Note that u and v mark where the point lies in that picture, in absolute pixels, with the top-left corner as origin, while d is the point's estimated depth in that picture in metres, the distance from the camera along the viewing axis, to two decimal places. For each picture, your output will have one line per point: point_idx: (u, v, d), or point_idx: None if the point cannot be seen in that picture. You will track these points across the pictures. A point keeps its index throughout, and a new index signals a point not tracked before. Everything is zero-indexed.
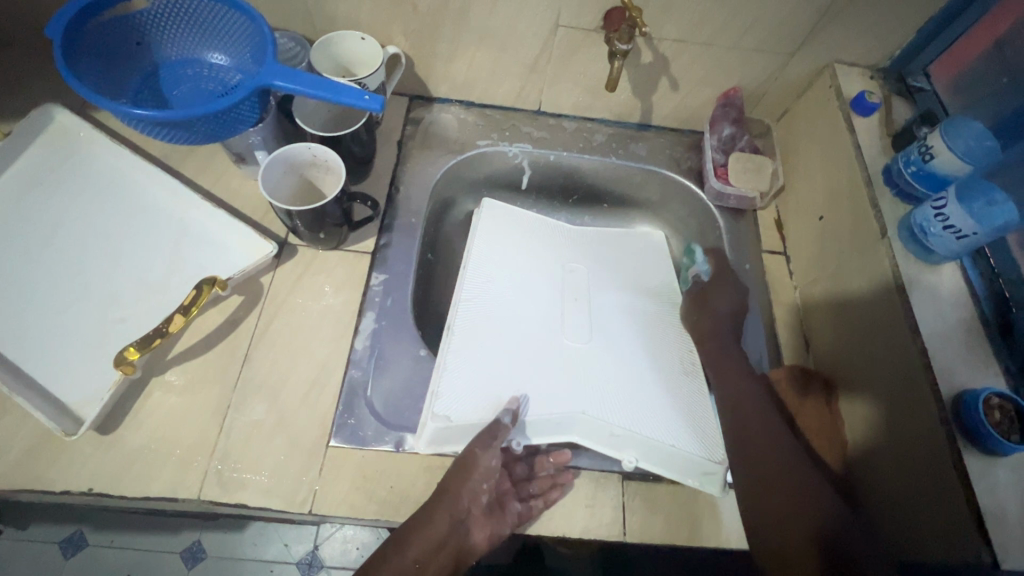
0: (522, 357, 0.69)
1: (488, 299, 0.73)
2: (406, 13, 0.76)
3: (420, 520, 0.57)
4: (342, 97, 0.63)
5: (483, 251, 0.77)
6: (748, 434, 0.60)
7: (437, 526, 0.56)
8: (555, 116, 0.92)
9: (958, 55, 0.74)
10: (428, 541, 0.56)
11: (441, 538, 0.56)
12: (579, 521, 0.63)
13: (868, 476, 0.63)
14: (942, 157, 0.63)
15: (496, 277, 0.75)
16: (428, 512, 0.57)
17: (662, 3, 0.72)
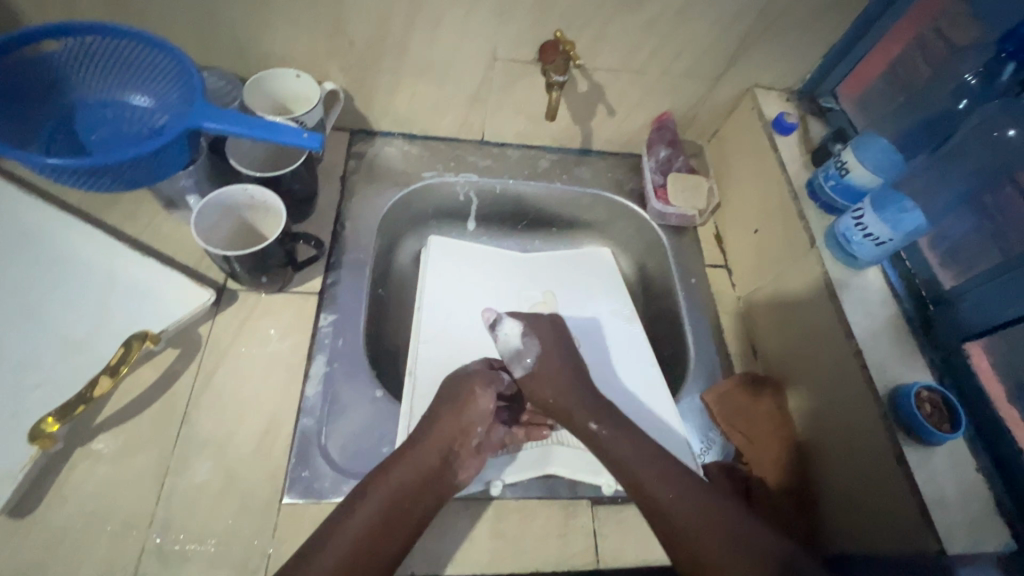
0: None
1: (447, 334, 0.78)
2: (342, 49, 0.75)
3: (410, 447, 0.60)
4: (278, 136, 0.61)
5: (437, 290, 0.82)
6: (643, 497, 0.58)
7: (425, 452, 0.59)
8: (499, 144, 0.93)
9: (860, 77, 0.81)
10: (415, 465, 0.58)
11: (428, 465, 0.58)
12: (553, 554, 0.61)
13: (822, 475, 0.65)
14: (858, 171, 0.67)
15: (451, 312, 0.80)
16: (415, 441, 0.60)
17: (594, 35, 0.75)
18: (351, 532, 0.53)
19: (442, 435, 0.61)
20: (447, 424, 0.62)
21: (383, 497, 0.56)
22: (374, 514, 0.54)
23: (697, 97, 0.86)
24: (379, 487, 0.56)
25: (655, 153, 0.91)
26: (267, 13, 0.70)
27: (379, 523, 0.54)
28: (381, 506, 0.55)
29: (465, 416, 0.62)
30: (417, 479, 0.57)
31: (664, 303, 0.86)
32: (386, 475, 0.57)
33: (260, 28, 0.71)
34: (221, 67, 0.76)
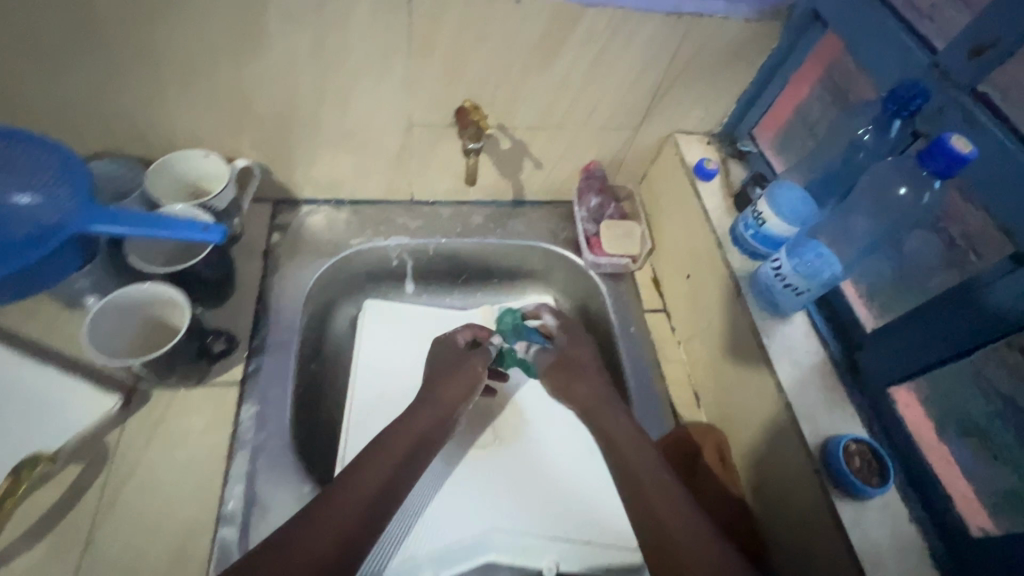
0: None
1: (380, 393, 0.81)
2: (251, 126, 0.73)
3: (391, 427, 0.60)
4: (175, 231, 0.60)
5: (370, 350, 0.85)
6: (641, 496, 0.55)
7: (410, 432, 0.60)
8: (429, 203, 0.92)
9: (775, 116, 0.82)
10: (400, 443, 0.58)
11: (413, 440, 0.59)
12: None
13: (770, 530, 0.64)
14: (774, 221, 0.67)
15: (384, 371, 0.83)
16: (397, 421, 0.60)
17: (508, 97, 0.74)
18: (344, 501, 0.51)
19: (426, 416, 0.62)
20: (435, 408, 0.63)
21: (369, 470, 0.54)
22: (364, 483, 0.53)
23: (620, 146, 0.86)
24: (359, 465, 0.55)
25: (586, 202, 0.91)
26: (164, 98, 0.67)
27: (372, 493, 0.53)
28: (372, 479, 0.54)
29: (444, 400, 0.64)
30: (402, 452, 0.57)
31: (606, 353, 0.86)
32: (372, 453, 0.56)
33: (160, 113, 0.69)
34: (124, 153, 0.73)
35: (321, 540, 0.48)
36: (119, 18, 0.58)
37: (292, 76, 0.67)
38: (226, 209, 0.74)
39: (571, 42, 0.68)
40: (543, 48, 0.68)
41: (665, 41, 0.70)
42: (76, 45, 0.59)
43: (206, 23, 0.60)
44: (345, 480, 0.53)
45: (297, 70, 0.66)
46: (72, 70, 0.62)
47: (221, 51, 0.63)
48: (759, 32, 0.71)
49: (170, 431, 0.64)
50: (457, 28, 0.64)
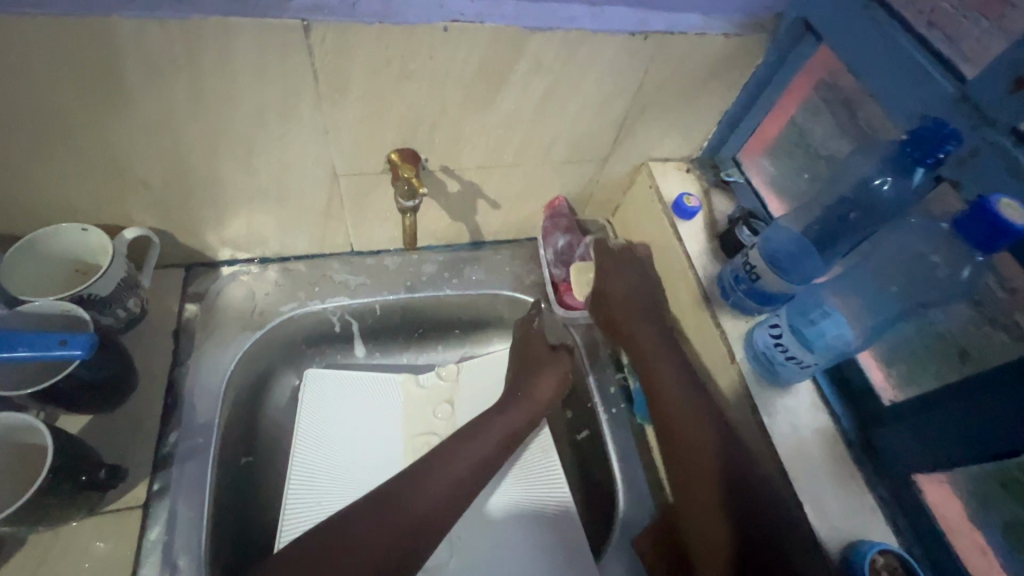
0: None
1: (331, 474, 0.69)
2: (135, 191, 0.60)
3: (434, 465, 0.59)
4: (25, 352, 0.47)
5: (315, 423, 0.72)
6: (676, 432, 0.57)
7: (448, 475, 0.58)
8: (373, 253, 0.79)
9: (760, 135, 0.72)
10: (440, 487, 0.57)
11: (453, 482, 0.58)
12: None
13: None
14: (769, 279, 0.57)
15: (334, 447, 0.71)
16: (440, 459, 0.59)
17: (448, 137, 0.62)
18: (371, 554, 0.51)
19: (469, 456, 0.61)
20: (489, 434, 0.64)
21: (402, 517, 0.54)
22: (397, 532, 0.53)
23: (586, 179, 0.75)
24: (393, 515, 0.54)
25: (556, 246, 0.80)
26: (13, 169, 0.54)
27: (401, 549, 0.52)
28: (403, 530, 0.53)
29: (534, 399, 0.68)
30: (439, 503, 0.56)
31: (584, 417, 0.75)
32: (411, 504, 0.55)
33: (13, 185, 0.56)
34: None
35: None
36: None
37: (174, 133, 0.54)
38: (115, 293, 0.61)
39: (515, 75, 0.56)
40: (481, 82, 0.56)
41: (628, 66, 0.59)
42: None
43: (43, 81, 0.47)
44: (381, 524, 0.53)
45: (178, 126, 0.54)
46: None
47: (72, 112, 0.50)
48: (738, 49, 0.60)
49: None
50: (372, 66, 0.52)
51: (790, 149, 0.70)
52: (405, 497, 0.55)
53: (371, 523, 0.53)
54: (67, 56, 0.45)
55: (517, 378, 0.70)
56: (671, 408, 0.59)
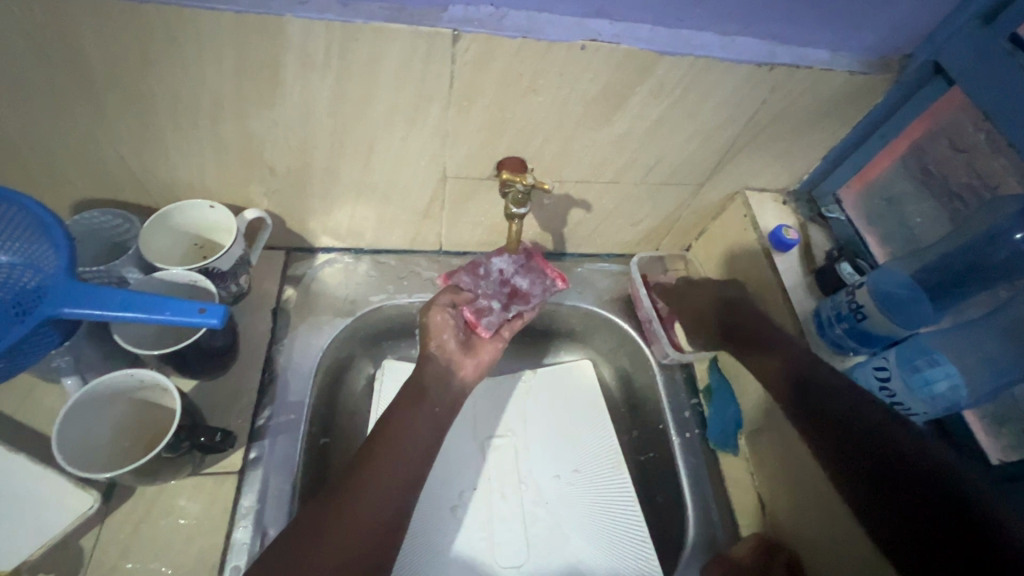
0: (467, 519, 0.68)
1: None
2: (262, 175, 0.63)
3: (388, 443, 0.58)
4: (165, 315, 0.50)
5: None
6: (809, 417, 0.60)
7: (411, 449, 0.59)
8: (459, 254, 0.82)
9: (865, 172, 0.71)
10: (400, 469, 0.57)
11: (414, 455, 0.59)
12: None
13: None
14: (876, 317, 0.58)
15: None
16: (391, 435, 0.59)
17: (557, 151, 0.64)
18: (377, 504, 0.54)
19: (426, 431, 0.62)
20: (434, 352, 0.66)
21: (377, 494, 0.55)
22: (411, 452, 0.59)
23: (678, 202, 0.75)
24: (365, 496, 0.54)
25: (504, 278, 0.71)
26: (164, 145, 0.58)
27: (392, 519, 0.55)
28: (386, 505, 0.55)
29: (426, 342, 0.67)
30: (401, 476, 0.57)
31: (652, 440, 0.75)
32: (391, 469, 0.57)
33: (158, 160, 0.60)
34: (118, 201, 0.64)
35: (360, 546, 0.52)
36: (110, 62, 0.49)
37: (312, 124, 0.57)
38: (231, 270, 0.65)
39: (635, 96, 0.58)
40: (602, 101, 0.58)
41: (749, 95, 0.59)
42: (64, 89, 0.51)
43: (212, 70, 0.51)
44: (365, 504, 0.54)
45: (316, 119, 0.57)
46: (60, 117, 0.53)
47: (230, 100, 0.54)
48: (860, 87, 0.60)
49: (158, 532, 0.56)
50: (503, 79, 0.55)
51: (889, 198, 0.70)
52: (365, 479, 0.55)
53: (351, 501, 0.53)
54: (239, 50, 0.49)
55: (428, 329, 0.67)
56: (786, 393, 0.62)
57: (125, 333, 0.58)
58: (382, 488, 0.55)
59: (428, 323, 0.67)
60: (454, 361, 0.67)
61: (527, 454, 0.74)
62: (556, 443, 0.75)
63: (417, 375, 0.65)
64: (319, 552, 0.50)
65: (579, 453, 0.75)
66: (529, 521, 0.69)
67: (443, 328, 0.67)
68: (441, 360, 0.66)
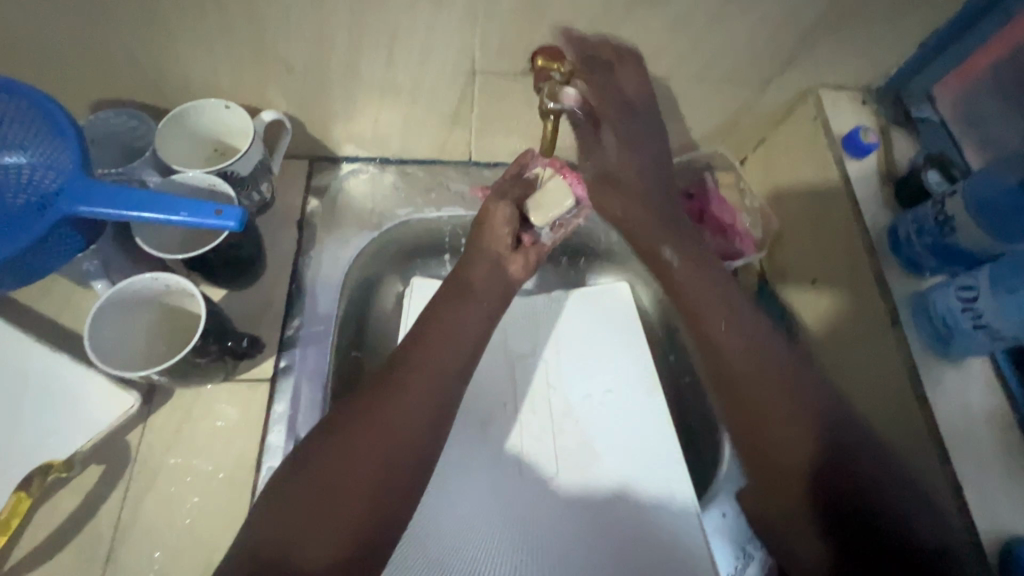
0: (495, 431, 0.66)
1: None
2: (277, 75, 0.59)
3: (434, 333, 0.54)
4: (185, 216, 0.48)
5: None
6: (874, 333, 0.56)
7: (454, 347, 0.54)
8: (489, 166, 0.76)
9: (968, 69, 0.59)
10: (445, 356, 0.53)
11: (448, 361, 0.53)
12: None
13: None
14: (967, 229, 0.51)
15: None
16: (428, 338, 0.54)
17: (603, 39, 0.56)
18: (426, 392, 0.50)
19: (470, 324, 0.57)
20: (491, 248, 0.62)
21: (421, 394, 0.50)
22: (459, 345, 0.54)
23: (739, 104, 0.66)
24: (406, 391, 0.49)
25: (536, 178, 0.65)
26: (170, 37, 0.53)
27: (438, 413, 0.50)
28: (415, 410, 0.49)
29: (484, 241, 0.62)
30: (444, 376, 0.52)
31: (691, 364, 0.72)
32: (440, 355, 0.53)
33: (166, 56, 0.55)
34: (131, 103, 0.61)
35: (405, 447, 0.47)
36: None
37: (326, 10, 0.51)
38: (252, 175, 0.62)
39: None
40: None
41: None
42: None
43: None
44: (411, 392, 0.50)
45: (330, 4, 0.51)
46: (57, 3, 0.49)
47: None
48: None
49: (198, 433, 0.58)
50: None
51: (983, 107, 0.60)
52: (400, 380, 0.50)
53: (393, 397, 0.49)
54: None
55: (484, 218, 0.62)
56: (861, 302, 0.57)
57: (149, 236, 0.57)
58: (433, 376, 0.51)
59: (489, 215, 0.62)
60: (504, 261, 0.62)
61: (559, 370, 0.70)
62: (590, 362, 0.71)
63: (468, 269, 0.60)
64: (365, 449, 0.45)
65: (612, 371, 0.71)
66: (559, 432, 0.66)
67: (500, 221, 0.62)
68: (491, 251, 0.62)
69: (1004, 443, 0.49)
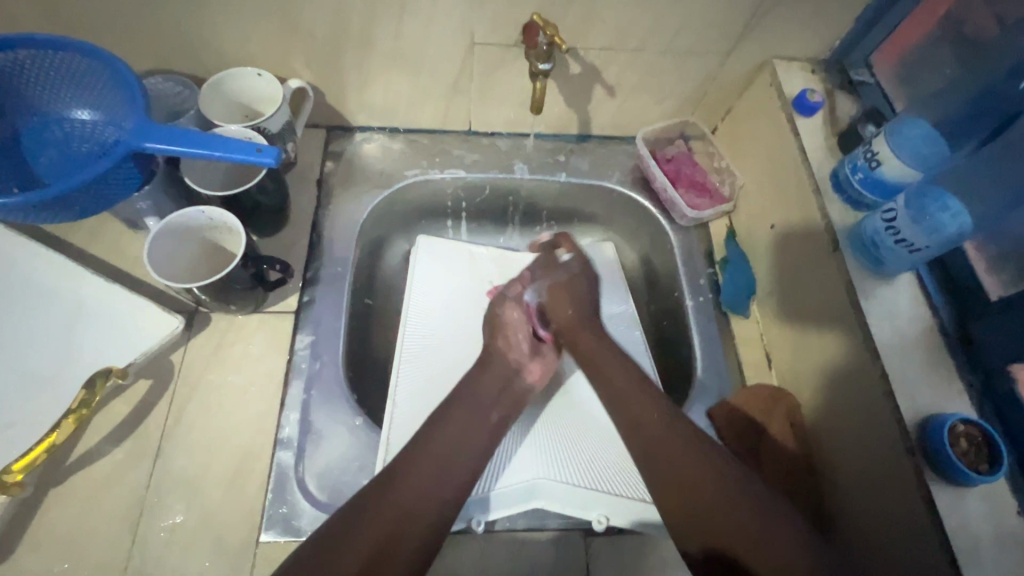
0: None
1: (436, 319, 0.76)
2: (303, 45, 0.68)
3: (450, 420, 0.57)
4: (230, 153, 0.57)
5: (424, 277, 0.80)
6: (820, 261, 0.64)
7: (466, 438, 0.56)
8: (486, 134, 0.85)
9: (900, 41, 0.70)
10: (455, 446, 0.55)
11: (455, 452, 0.55)
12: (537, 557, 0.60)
13: (836, 470, 0.61)
14: (890, 163, 0.60)
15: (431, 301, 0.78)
16: (443, 425, 0.56)
17: (582, 12, 0.65)
18: (434, 477, 0.52)
19: (479, 422, 0.58)
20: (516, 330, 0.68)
21: (423, 486, 0.52)
22: (465, 436, 0.56)
23: (705, 73, 0.75)
24: (411, 482, 0.51)
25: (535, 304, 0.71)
26: (214, 10, 0.63)
27: (441, 507, 0.51)
28: (419, 503, 0.51)
29: (500, 347, 0.66)
30: (452, 464, 0.54)
31: (668, 308, 0.80)
32: (451, 440, 0.56)
33: (209, 27, 0.65)
34: (175, 72, 0.70)
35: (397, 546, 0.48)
36: None
37: None
38: (279, 133, 0.71)
39: None
40: None
41: None
42: None
43: None
44: (419, 480, 0.52)
45: None
46: None
47: None
48: None
49: (232, 355, 0.66)
50: None
51: (914, 66, 0.71)
52: (410, 462, 0.53)
53: (400, 483, 0.51)
54: None
55: (500, 331, 0.68)
56: (811, 239, 0.66)
57: (194, 176, 0.66)
58: (440, 470, 0.53)
59: (502, 319, 0.69)
60: (520, 367, 0.65)
61: None
62: None
63: (483, 373, 0.63)
64: (363, 531, 0.48)
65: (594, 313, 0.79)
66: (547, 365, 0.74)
67: (516, 327, 0.68)
68: (509, 361, 0.65)
69: (931, 344, 0.57)
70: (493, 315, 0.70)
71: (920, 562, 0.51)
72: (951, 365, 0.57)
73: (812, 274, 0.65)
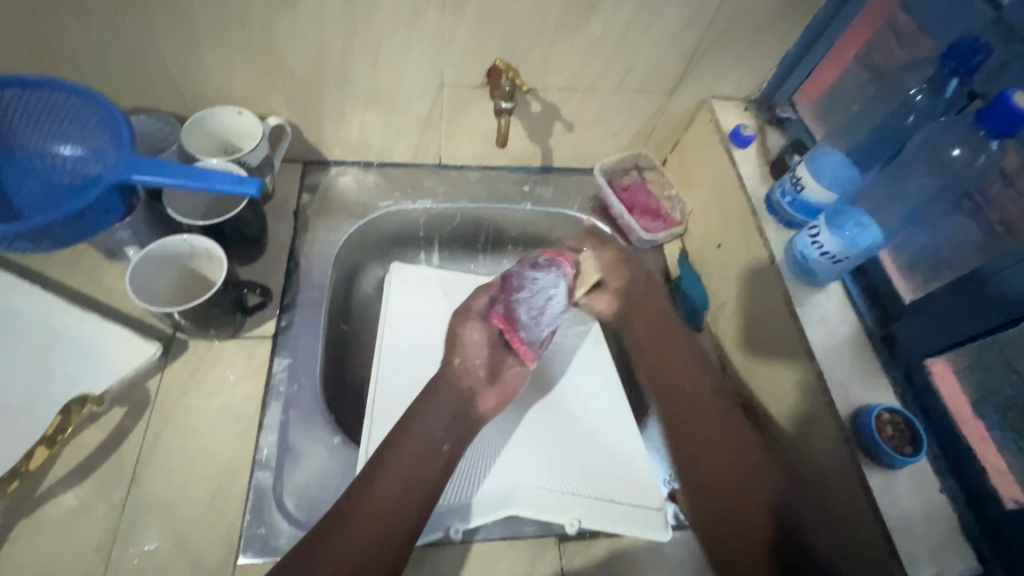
0: None
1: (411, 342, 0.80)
2: (283, 85, 0.73)
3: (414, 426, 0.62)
4: (214, 184, 0.60)
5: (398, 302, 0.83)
6: (762, 275, 0.71)
7: (428, 444, 0.61)
8: (456, 167, 0.91)
9: (821, 80, 0.81)
10: (419, 451, 0.61)
11: (414, 464, 0.59)
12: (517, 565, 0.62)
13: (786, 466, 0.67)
14: (813, 187, 0.68)
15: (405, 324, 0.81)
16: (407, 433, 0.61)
17: (540, 57, 0.73)
18: (399, 488, 0.58)
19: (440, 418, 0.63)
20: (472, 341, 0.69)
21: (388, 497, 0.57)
22: (427, 442, 0.61)
23: (652, 110, 0.84)
24: (376, 494, 0.57)
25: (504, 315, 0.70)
26: (200, 52, 0.67)
27: (413, 516, 0.57)
28: (386, 514, 0.56)
29: (454, 375, 0.67)
30: (417, 475, 0.59)
31: None
32: (415, 449, 0.61)
33: (194, 68, 0.69)
34: (157, 109, 0.74)
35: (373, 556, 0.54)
36: None
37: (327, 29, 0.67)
38: (259, 167, 0.75)
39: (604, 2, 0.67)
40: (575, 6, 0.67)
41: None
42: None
43: None
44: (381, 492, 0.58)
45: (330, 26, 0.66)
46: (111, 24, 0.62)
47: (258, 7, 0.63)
48: None
49: (209, 380, 0.67)
50: None
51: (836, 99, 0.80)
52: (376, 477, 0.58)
53: (365, 497, 0.57)
54: None
55: (453, 350, 0.69)
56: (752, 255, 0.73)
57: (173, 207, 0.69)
58: (404, 478, 0.59)
59: (462, 338, 0.69)
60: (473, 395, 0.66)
61: None
62: None
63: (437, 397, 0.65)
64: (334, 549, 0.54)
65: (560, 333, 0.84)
66: None
67: (475, 350, 0.69)
68: (462, 388, 0.66)
69: (858, 343, 0.64)
70: (454, 335, 0.70)
71: (862, 539, 0.57)
72: (876, 362, 0.64)
73: (755, 287, 0.72)
